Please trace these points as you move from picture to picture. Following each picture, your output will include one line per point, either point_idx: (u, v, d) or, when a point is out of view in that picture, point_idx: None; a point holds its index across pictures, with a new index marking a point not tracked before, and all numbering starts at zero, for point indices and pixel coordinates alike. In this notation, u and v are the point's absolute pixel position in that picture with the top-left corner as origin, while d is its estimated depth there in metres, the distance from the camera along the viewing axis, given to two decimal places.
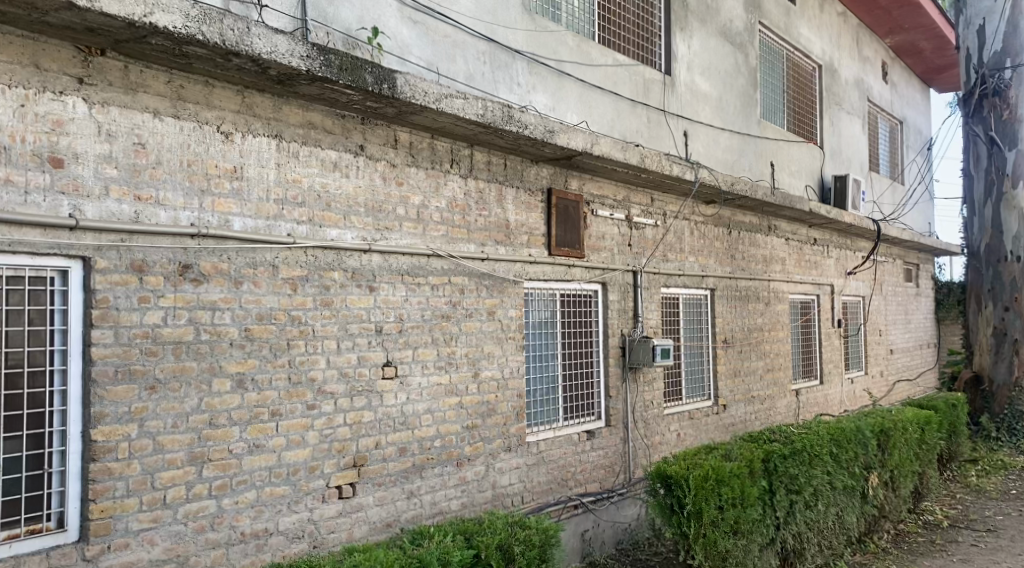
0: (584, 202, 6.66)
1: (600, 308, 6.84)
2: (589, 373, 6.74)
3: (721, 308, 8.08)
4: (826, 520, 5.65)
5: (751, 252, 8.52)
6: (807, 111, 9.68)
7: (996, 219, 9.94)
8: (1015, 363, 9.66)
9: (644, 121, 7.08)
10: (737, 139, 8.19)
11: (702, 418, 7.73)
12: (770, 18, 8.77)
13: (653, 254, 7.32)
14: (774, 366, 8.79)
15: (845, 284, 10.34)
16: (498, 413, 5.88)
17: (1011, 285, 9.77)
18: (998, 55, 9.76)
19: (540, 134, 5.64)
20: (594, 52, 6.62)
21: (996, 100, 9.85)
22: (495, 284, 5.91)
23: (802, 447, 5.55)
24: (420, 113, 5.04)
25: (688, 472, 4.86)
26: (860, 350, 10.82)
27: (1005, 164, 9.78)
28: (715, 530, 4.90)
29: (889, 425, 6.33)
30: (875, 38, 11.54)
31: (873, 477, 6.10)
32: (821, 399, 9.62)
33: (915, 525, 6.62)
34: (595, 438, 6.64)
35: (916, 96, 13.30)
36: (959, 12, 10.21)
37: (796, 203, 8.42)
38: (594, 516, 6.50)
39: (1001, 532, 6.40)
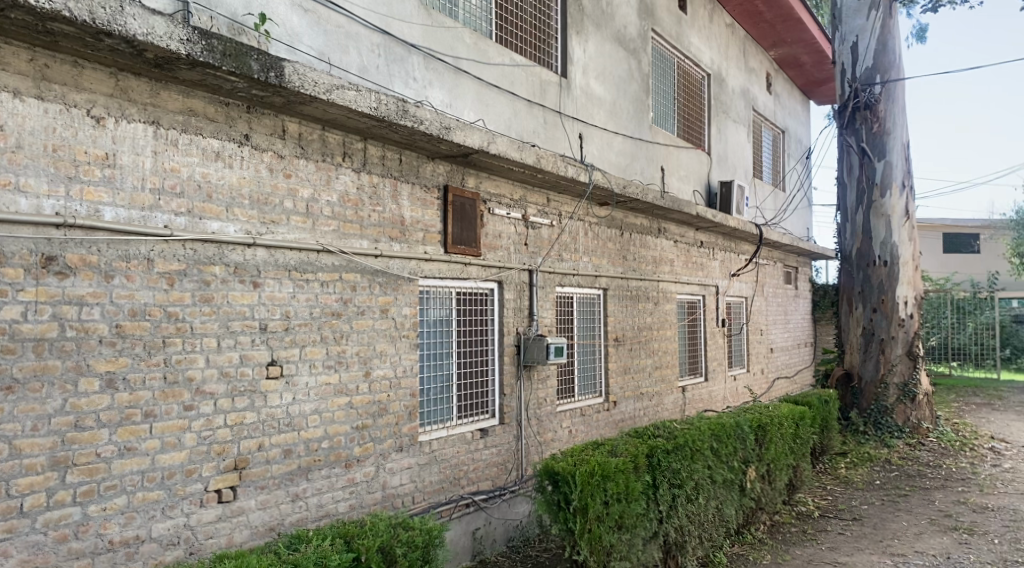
0: (481, 200, 6.63)
1: (496, 307, 6.84)
2: (484, 372, 6.73)
3: (613, 308, 8.24)
4: (706, 513, 5.82)
5: (642, 253, 8.74)
6: (696, 117, 10.01)
7: (866, 225, 10.56)
8: (881, 361, 10.35)
9: (541, 122, 7.13)
10: (629, 143, 8.37)
11: (593, 414, 7.86)
12: (663, 26, 9.02)
13: (548, 254, 7.38)
14: (662, 363, 9.04)
15: (729, 285, 10.76)
16: (390, 413, 5.78)
17: (879, 288, 10.41)
18: (869, 71, 10.37)
19: (436, 130, 5.57)
20: (490, 50, 6.61)
21: (867, 113, 10.45)
22: (388, 281, 5.80)
23: (685, 442, 5.73)
24: (310, 103, 4.89)
25: (574, 468, 4.94)
26: (743, 348, 11.29)
27: (875, 174, 10.41)
28: (600, 525, 4.99)
29: (766, 420, 6.60)
30: (761, 50, 12.06)
31: (751, 470, 6.34)
32: (706, 395, 9.98)
33: (789, 516, 6.93)
34: (488, 436, 6.62)
35: (797, 107, 14.01)
36: (835, 28, 10.74)
37: (684, 206, 8.68)
38: (486, 514, 6.49)
39: (865, 521, 6.79)
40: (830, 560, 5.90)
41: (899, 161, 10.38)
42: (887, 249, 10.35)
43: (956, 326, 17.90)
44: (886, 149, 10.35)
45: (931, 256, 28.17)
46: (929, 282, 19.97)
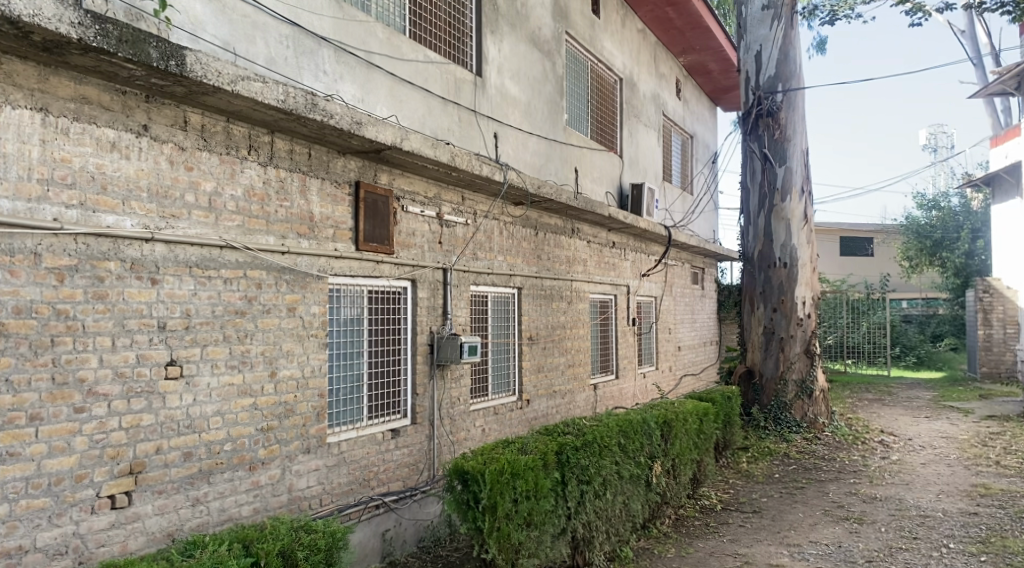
0: (394, 197, 6.52)
1: (409, 305, 6.74)
2: (397, 372, 6.63)
3: (527, 307, 8.28)
4: (614, 508, 5.93)
5: (556, 253, 8.82)
6: (608, 120, 10.18)
7: (768, 228, 10.96)
8: (780, 358, 10.76)
9: (455, 120, 7.10)
10: (543, 143, 8.44)
11: (506, 413, 7.87)
12: (577, 29, 9.13)
13: (463, 253, 7.32)
14: (575, 362, 9.14)
15: (640, 285, 10.99)
16: (297, 414, 5.62)
17: (779, 288, 10.83)
18: (771, 79, 10.77)
19: (346, 125, 5.47)
20: (404, 46, 6.54)
21: (769, 120, 10.86)
22: (296, 279, 5.65)
23: (593, 439, 5.82)
24: (213, 94, 4.72)
25: (484, 467, 4.95)
26: (652, 347, 11.55)
27: (776, 179, 10.83)
28: (508, 523, 5.02)
29: (671, 417, 6.77)
30: (671, 56, 12.37)
31: (656, 466, 6.49)
32: (616, 392, 10.16)
33: (693, 509, 7.12)
34: (400, 436, 6.53)
35: (705, 113, 14.46)
36: (740, 37, 11.14)
37: (597, 207, 8.81)
38: (396, 515, 6.40)
39: (764, 513, 7.06)
40: (731, 552, 6.10)
41: (799, 167, 10.83)
42: (786, 251, 10.78)
43: (850, 326, 18.77)
44: (786, 156, 10.79)
45: (828, 259, 29.37)
46: (826, 284, 20.92)
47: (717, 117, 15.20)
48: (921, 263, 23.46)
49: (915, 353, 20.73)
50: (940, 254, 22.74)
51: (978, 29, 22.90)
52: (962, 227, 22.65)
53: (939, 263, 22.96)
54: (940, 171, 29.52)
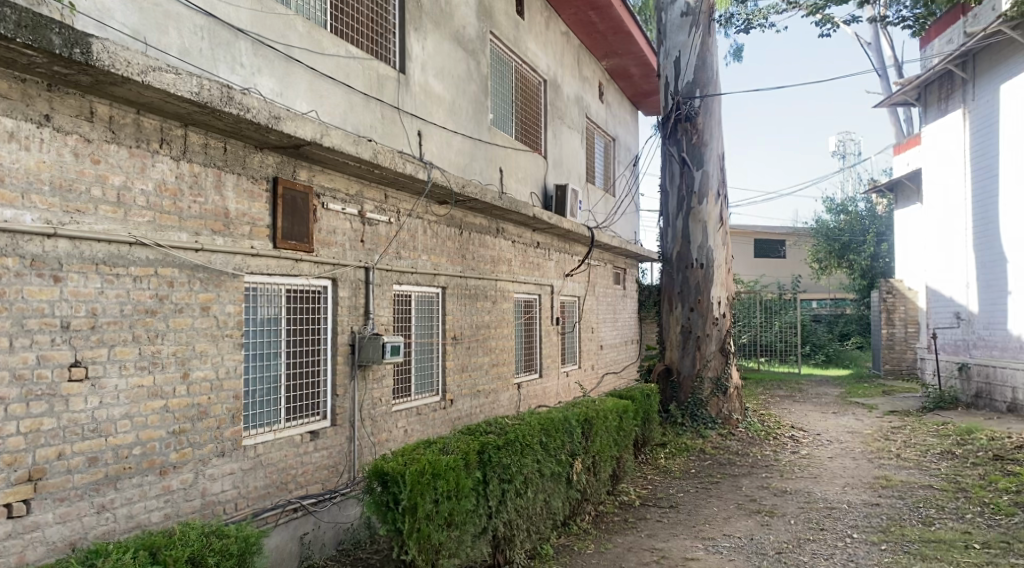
0: (314, 194, 6.37)
1: (330, 305, 6.61)
2: (316, 372, 6.49)
3: (451, 306, 8.24)
4: (535, 506, 5.97)
5: (480, 253, 8.81)
6: (533, 121, 10.25)
7: (685, 230, 11.24)
8: (697, 357, 11.06)
9: (378, 117, 7.00)
10: (467, 142, 8.42)
11: (429, 413, 7.81)
12: (501, 29, 9.16)
13: (386, 251, 7.21)
14: (499, 361, 9.17)
15: (563, 285, 11.10)
16: (211, 416, 5.44)
17: (696, 288, 11.12)
18: (690, 85, 11.06)
19: (264, 120, 5.32)
20: (325, 41, 6.43)
21: (687, 125, 11.14)
22: (210, 277, 5.47)
23: (515, 438, 5.83)
24: (121, 84, 4.53)
25: (404, 468, 4.92)
26: (575, 346, 11.69)
27: (694, 182, 11.12)
28: (429, 524, 4.99)
29: (592, 414, 6.86)
30: (593, 60, 12.55)
31: (577, 463, 6.56)
32: (540, 391, 10.24)
33: (612, 505, 7.24)
34: (319, 438, 6.40)
35: (626, 117, 14.73)
36: (660, 43, 11.40)
37: (521, 207, 8.84)
38: (314, 518, 6.28)
39: (680, 508, 7.23)
40: (648, 547, 6.24)
41: (715, 171, 11.14)
42: (703, 253, 11.07)
43: (764, 325, 19.42)
44: (704, 159, 11.09)
45: (743, 260, 30.27)
46: (740, 285, 21.58)
47: (638, 121, 15.48)
48: (830, 265, 24.52)
49: (823, 351, 21.59)
50: (848, 257, 23.81)
51: (883, 42, 24.05)
52: (868, 231, 23.90)
53: (847, 265, 23.99)
54: (847, 177, 30.91)
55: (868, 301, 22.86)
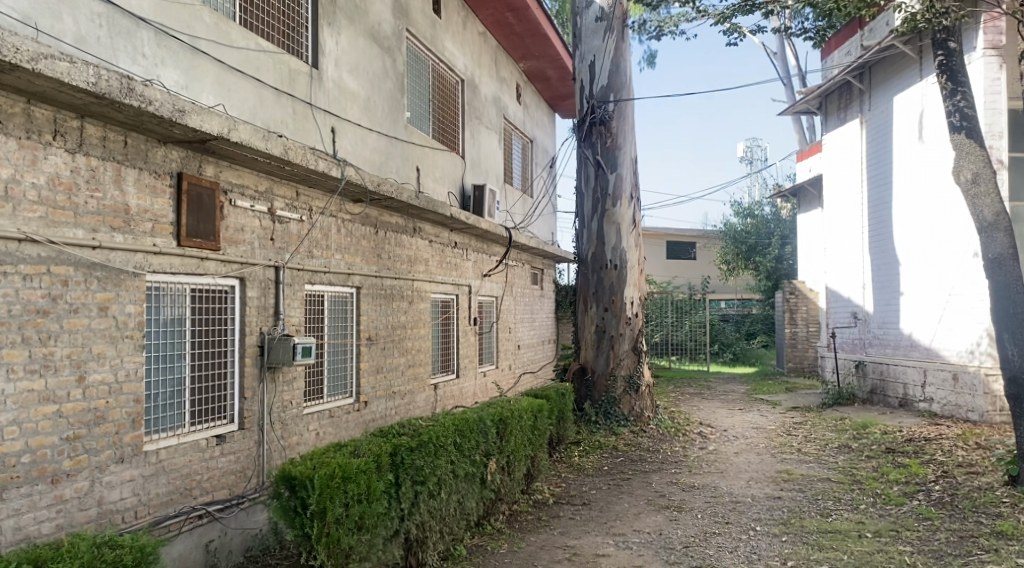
0: (221, 190, 6.16)
1: (237, 305, 6.41)
2: (223, 374, 6.29)
3: (365, 307, 8.12)
4: (448, 507, 5.94)
5: (396, 253, 8.71)
6: (450, 121, 10.21)
7: (600, 231, 11.41)
8: (611, 356, 11.25)
9: (289, 112, 6.83)
10: (383, 140, 8.32)
11: (342, 415, 7.68)
12: (417, 27, 9.09)
13: (297, 250, 7.04)
14: (415, 362, 9.10)
15: (481, 285, 11.10)
16: (109, 421, 5.20)
17: (610, 289, 11.32)
18: (604, 89, 11.25)
19: (168, 112, 5.12)
20: (233, 33, 6.24)
21: (601, 129, 11.32)
22: (109, 276, 5.23)
23: (429, 439, 5.80)
24: (10, 72, 4.29)
25: (313, 472, 4.83)
26: (492, 345, 11.71)
27: (608, 184, 11.30)
28: (338, 528, 4.91)
29: (506, 414, 6.89)
30: (511, 61, 12.59)
31: (491, 463, 6.57)
32: (457, 392, 10.22)
33: (526, 504, 7.29)
34: (226, 442, 6.20)
35: (544, 120, 14.86)
36: (575, 46, 11.53)
37: (438, 207, 8.79)
38: (221, 525, 6.07)
39: (592, 505, 7.35)
40: (561, 544, 6.31)
41: (628, 174, 11.36)
42: (617, 254, 11.28)
43: (675, 325, 19.96)
44: (618, 162, 11.29)
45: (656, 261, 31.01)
46: (653, 286, 22.09)
47: (555, 123, 15.63)
48: (737, 266, 25.46)
49: (731, 349, 22.30)
50: (754, 258, 24.70)
51: (787, 53, 25.07)
52: (772, 234, 24.89)
53: (753, 266, 24.93)
54: (754, 182, 32.07)
55: (772, 301, 23.91)
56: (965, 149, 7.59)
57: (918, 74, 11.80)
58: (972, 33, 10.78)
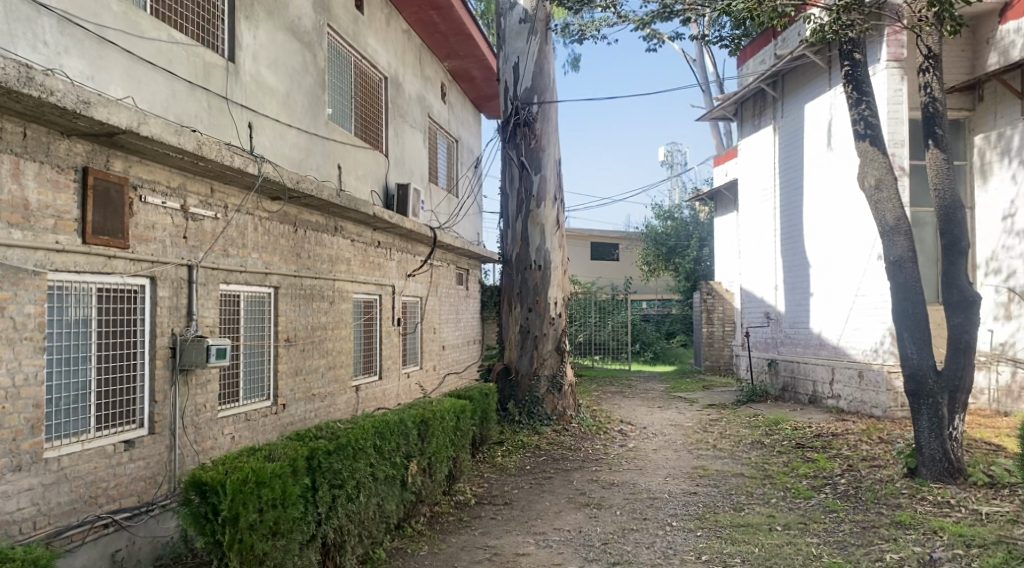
0: (130, 185, 5.92)
1: (147, 305, 6.17)
2: (132, 378, 6.05)
3: (284, 307, 7.94)
4: (367, 510, 5.86)
5: (317, 252, 8.55)
6: (373, 119, 10.08)
7: (524, 232, 11.46)
8: (535, 356, 11.32)
9: (204, 106, 6.62)
10: (303, 137, 8.15)
11: (259, 419, 7.50)
12: (339, 22, 8.95)
13: (212, 249, 6.83)
14: (336, 363, 8.96)
15: (404, 285, 11.00)
16: (4, 428, 4.94)
17: (534, 289, 11.39)
18: (528, 91, 11.33)
19: (71, 104, 4.89)
20: (143, 23, 6.01)
21: (526, 130, 11.39)
22: (6, 274, 4.96)
23: (348, 442, 5.70)
24: None
25: (225, 477, 4.69)
26: (416, 346, 11.64)
27: (532, 185, 11.37)
28: (251, 534, 4.77)
29: (428, 415, 6.85)
30: (435, 60, 12.53)
31: (412, 465, 6.53)
32: (379, 393, 10.12)
33: (448, 506, 7.27)
34: (135, 448, 5.96)
35: (469, 120, 14.86)
36: (499, 47, 11.56)
37: (360, 205, 8.67)
38: (128, 534, 5.83)
39: (514, 504, 7.39)
40: (481, 545, 6.32)
41: (552, 175, 11.48)
42: (541, 255, 11.37)
43: (598, 325, 20.28)
44: (542, 164, 11.39)
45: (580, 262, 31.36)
46: (577, 286, 22.36)
47: (480, 123, 15.65)
48: (658, 267, 26.19)
49: (652, 348, 22.71)
50: (674, 260, 25.48)
51: (706, 59, 25.76)
52: (691, 236, 25.58)
53: (673, 267, 25.70)
54: (675, 185, 32.85)
55: (689, 301, 24.49)
56: (869, 156, 7.94)
57: (827, 83, 12.29)
58: (876, 46, 11.30)
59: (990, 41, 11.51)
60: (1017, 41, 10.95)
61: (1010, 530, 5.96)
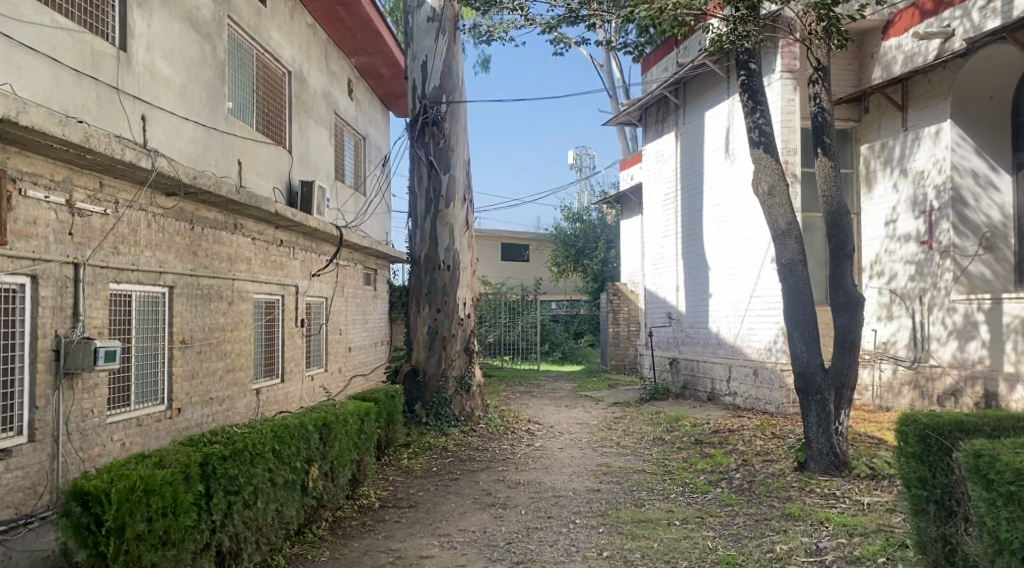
0: (8, 178, 5.55)
1: (27, 306, 5.80)
2: (10, 382, 5.67)
3: (179, 307, 7.63)
4: (265, 517, 5.70)
5: (215, 250, 8.27)
6: (276, 114, 9.82)
7: (433, 232, 11.39)
8: (442, 357, 11.28)
9: (92, 96, 6.28)
10: (201, 131, 7.88)
11: (151, 424, 7.18)
12: (240, 14, 8.68)
13: (100, 246, 6.50)
14: (235, 366, 8.69)
15: (308, 285, 10.77)
16: None
17: (443, 290, 11.34)
18: (436, 90, 11.27)
19: None
20: (24, 6, 5.64)
21: (434, 129, 11.34)
22: None
23: (244, 447, 5.53)
24: None
25: (109, 486, 4.45)
26: (321, 348, 11.41)
27: (441, 185, 11.32)
28: (139, 545, 4.56)
29: (330, 419, 6.72)
30: (342, 55, 12.32)
31: (312, 469, 6.39)
32: (281, 396, 9.88)
33: (350, 510, 7.18)
34: (12, 457, 5.60)
35: (376, 117, 14.68)
36: (407, 45, 11.47)
37: (261, 203, 8.44)
38: (4, 549, 5.47)
39: (418, 507, 7.34)
40: (384, 548, 6.25)
41: (460, 175, 11.46)
42: (450, 255, 11.33)
43: (508, 325, 20.41)
44: (450, 163, 11.35)
45: (490, 263, 31.39)
46: (487, 286, 22.45)
47: (388, 122, 15.50)
48: (567, 268, 26.69)
49: (560, 348, 23.02)
50: (582, 261, 25.95)
51: (613, 66, 26.33)
52: (599, 238, 26.11)
53: (581, 268, 26.19)
54: (583, 188, 33.42)
55: (597, 301, 24.39)
56: (762, 162, 8.26)
57: (726, 92, 12.72)
58: (770, 57, 11.79)
59: (874, 56, 12.21)
60: (899, 57, 11.64)
61: (889, 519, 6.32)
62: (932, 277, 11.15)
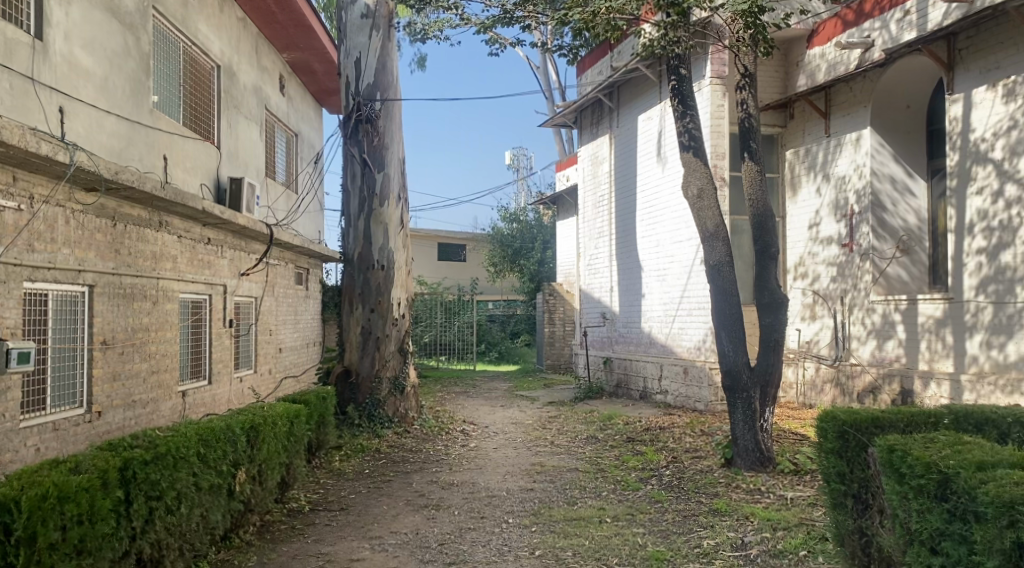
0: None
1: None
2: None
3: (100, 307, 7.37)
4: (188, 523, 5.55)
5: (138, 248, 8.01)
6: (203, 108, 9.57)
7: (366, 231, 11.25)
8: (376, 357, 11.16)
9: (7, 87, 5.93)
10: (124, 124, 7.62)
11: (69, 429, 6.91)
12: (166, 6, 8.43)
13: (14, 243, 6.20)
14: (159, 368, 8.43)
15: (237, 284, 10.52)
16: None
17: (377, 290, 11.20)
18: (370, 88, 11.16)
19: None
20: None
21: (368, 127, 11.22)
22: None
23: (167, 451, 5.37)
24: None
25: (20, 493, 4.21)
26: (250, 349, 11.17)
27: (375, 184, 11.20)
28: (53, 555, 4.34)
29: (258, 422, 6.58)
30: (273, 50, 12.09)
31: (240, 473, 6.25)
32: (209, 399, 9.63)
33: (279, 514, 7.07)
34: None
35: (309, 113, 14.46)
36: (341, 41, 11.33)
37: (188, 200, 8.22)
38: None
39: (350, 509, 7.26)
40: (314, 552, 6.17)
41: (394, 174, 11.38)
42: (384, 255, 11.23)
43: (444, 325, 20.36)
44: (384, 162, 11.26)
45: (427, 263, 31.26)
46: (424, 286, 22.33)
47: (322, 118, 15.29)
48: (505, 269, 26.77)
49: (497, 348, 23.30)
50: (520, 261, 26.09)
51: (549, 68, 26.53)
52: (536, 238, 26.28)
53: (518, 268, 26.34)
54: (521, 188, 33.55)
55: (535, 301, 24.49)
56: (692, 166, 8.44)
57: (658, 96, 12.94)
58: (701, 63, 12.06)
59: (799, 63, 12.63)
60: (822, 65, 12.04)
61: (811, 513, 6.53)
62: (853, 278, 11.56)
